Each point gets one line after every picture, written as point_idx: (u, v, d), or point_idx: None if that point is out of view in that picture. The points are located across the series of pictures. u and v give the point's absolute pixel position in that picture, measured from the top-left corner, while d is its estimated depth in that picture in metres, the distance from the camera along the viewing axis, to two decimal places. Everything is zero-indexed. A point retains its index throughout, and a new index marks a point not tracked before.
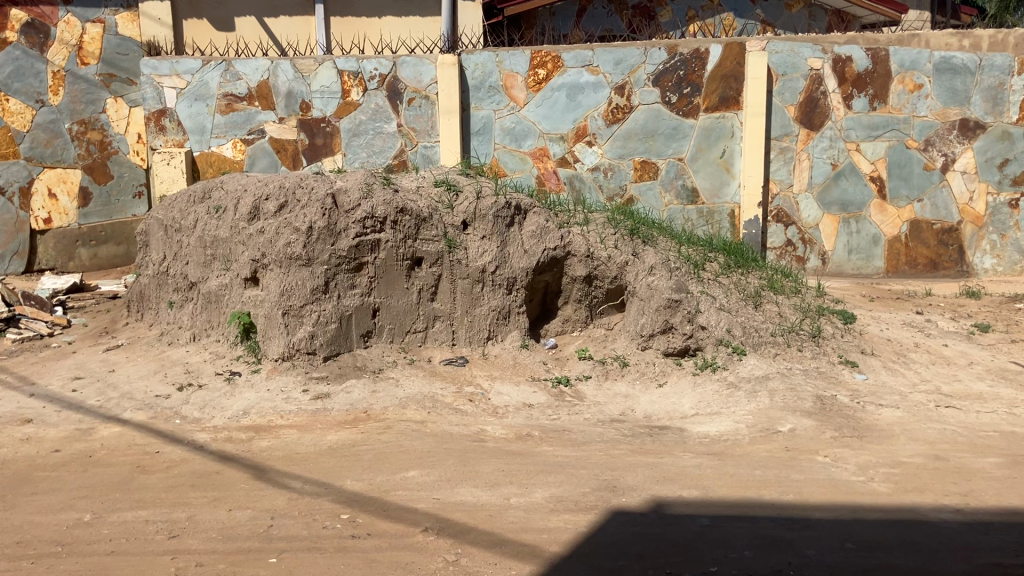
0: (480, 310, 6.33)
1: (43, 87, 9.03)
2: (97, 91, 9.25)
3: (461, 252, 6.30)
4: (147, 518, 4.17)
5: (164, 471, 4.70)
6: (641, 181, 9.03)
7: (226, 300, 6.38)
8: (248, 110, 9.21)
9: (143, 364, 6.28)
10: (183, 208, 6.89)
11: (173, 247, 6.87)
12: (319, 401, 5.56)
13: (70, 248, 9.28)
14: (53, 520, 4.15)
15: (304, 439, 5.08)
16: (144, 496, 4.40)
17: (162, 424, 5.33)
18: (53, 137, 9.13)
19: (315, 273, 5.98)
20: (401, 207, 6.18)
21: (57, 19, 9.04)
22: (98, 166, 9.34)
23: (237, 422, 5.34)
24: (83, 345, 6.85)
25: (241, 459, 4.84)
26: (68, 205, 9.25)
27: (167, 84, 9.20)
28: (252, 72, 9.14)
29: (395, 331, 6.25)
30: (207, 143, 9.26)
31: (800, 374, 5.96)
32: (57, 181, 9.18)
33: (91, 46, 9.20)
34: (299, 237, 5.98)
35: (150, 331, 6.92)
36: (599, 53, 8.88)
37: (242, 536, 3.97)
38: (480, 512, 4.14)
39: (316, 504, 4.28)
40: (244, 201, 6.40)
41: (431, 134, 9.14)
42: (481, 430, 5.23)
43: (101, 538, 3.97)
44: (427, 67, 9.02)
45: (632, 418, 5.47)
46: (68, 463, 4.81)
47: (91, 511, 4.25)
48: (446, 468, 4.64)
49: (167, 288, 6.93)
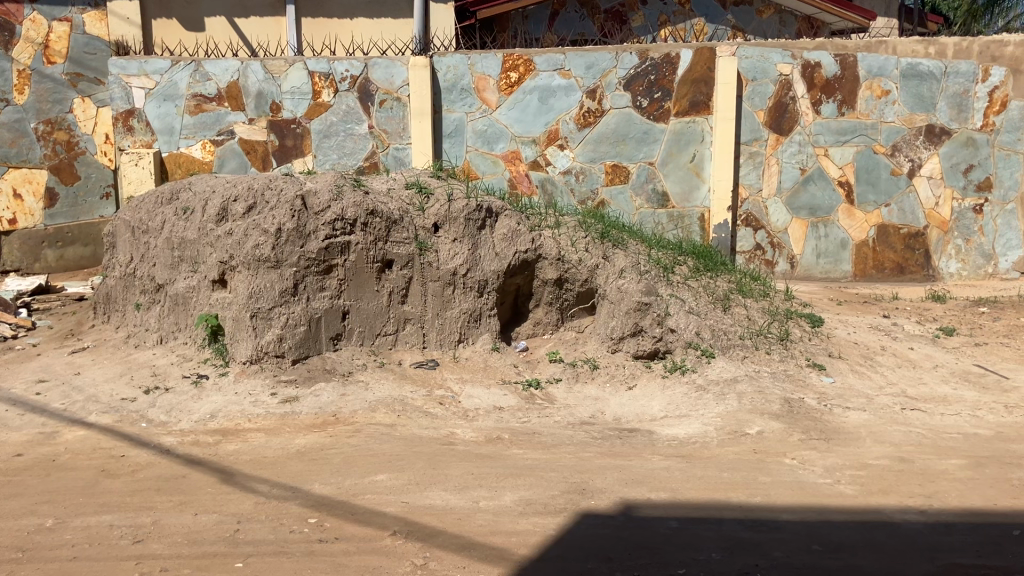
0: (451, 313, 6.32)
1: (7, 86, 8.91)
2: (64, 91, 9.15)
3: (432, 255, 6.28)
4: (112, 523, 4.12)
5: (130, 474, 4.65)
6: (612, 185, 9.06)
7: (194, 303, 6.31)
8: (218, 111, 9.13)
9: (109, 367, 6.20)
10: (151, 210, 6.81)
11: (141, 248, 6.78)
12: (287, 404, 5.52)
13: (36, 249, 9.17)
14: (14, 525, 4.09)
15: (271, 443, 5.04)
16: (109, 500, 4.36)
17: (128, 427, 5.27)
18: (18, 136, 9.02)
19: (284, 276, 5.94)
20: (371, 209, 6.15)
21: (22, 16, 8.91)
22: (65, 166, 9.21)
23: (205, 426, 5.30)
24: (48, 347, 6.76)
25: (208, 462, 4.80)
26: (34, 206, 9.14)
27: (135, 84, 9.07)
28: (221, 73, 9.06)
29: (366, 334, 6.22)
30: (176, 144, 9.16)
31: (768, 376, 6.00)
32: (23, 181, 9.08)
33: (59, 44, 9.08)
34: (267, 239, 5.94)
35: (116, 334, 6.83)
36: (571, 57, 8.89)
37: (208, 540, 3.94)
38: (448, 516, 4.13)
39: (284, 507, 4.25)
40: (213, 202, 6.33)
41: (403, 136, 9.11)
42: (451, 433, 5.21)
43: (63, 544, 3.92)
44: (399, 69, 9.00)
45: (602, 421, 5.49)
46: (31, 468, 4.74)
47: (54, 516, 4.19)
48: (415, 472, 4.62)
49: (134, 290, 6.84)
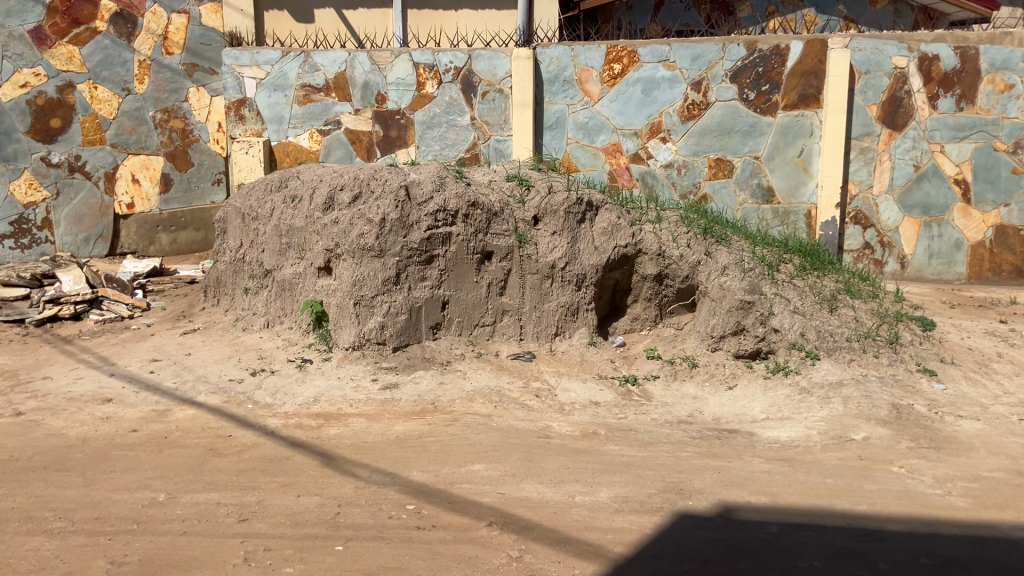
0: (549, 306, 6.30)
1: (129, 75, 9.30)
2: (180, 80, 9.47)
3: (531, 247, 6.26)
4: (219, 500, 4.31)
5: (236, 454, 4.82)
6: (715, 179, 8.89)
7: (301, 288, 6.47)
8: (325, 101, 9.30)
9: (218, 348, 6.42)
10: (261, 197, 6.98)
11: (250, 234, 6.96)
12: (387, 391, 5.62)
13: (151, 232, 9.58)
14: (130, 498, 4.36)
15: (371, 429, 5.13)
16: (217, 478, 4.54)
17: (235, 408, 5.45)
18: (137, 124, 9.40)
19: (387, 265, 6.03)
20: (473, 201, 6.18)
21: (144, 8, 9.23)
22: (180, 153, 9.57)
23: (308, 409, 5.43)
24: (162, 328, 7.04)
25: (311, 445, 4.93)
26: (151, 191, 9.52)
27: (247, 74, 9.37)
28: (330, 63, 9.23)
29: (464, 324, 6.27)
30: (284, 133, 9.39)
31: (875, 381, 5.81)
32: (141, 167, 9.46)
33: (177, 35, 9.38)
34: (372, 229, 6.04)
35: (226, 317, 7.06)
36: (677, 48, 8.76)
37: (310, 522, 4.07)
38: (545, 509, 4.14)
39: (383, 493, 4.33)
40: (320, 191, 6.46)
41: (504, 128, 9.13)
42: (547, 426, 5.21)
43: (174, 518, 4.15)
44: (502, 60, 9.01)
45: (701, 420, 5.41)
46: (145, 443, 4.99)
47: (165, 491, 4.43)
48: (512, 463, 4.64)
49: (243, 275, 7.04)
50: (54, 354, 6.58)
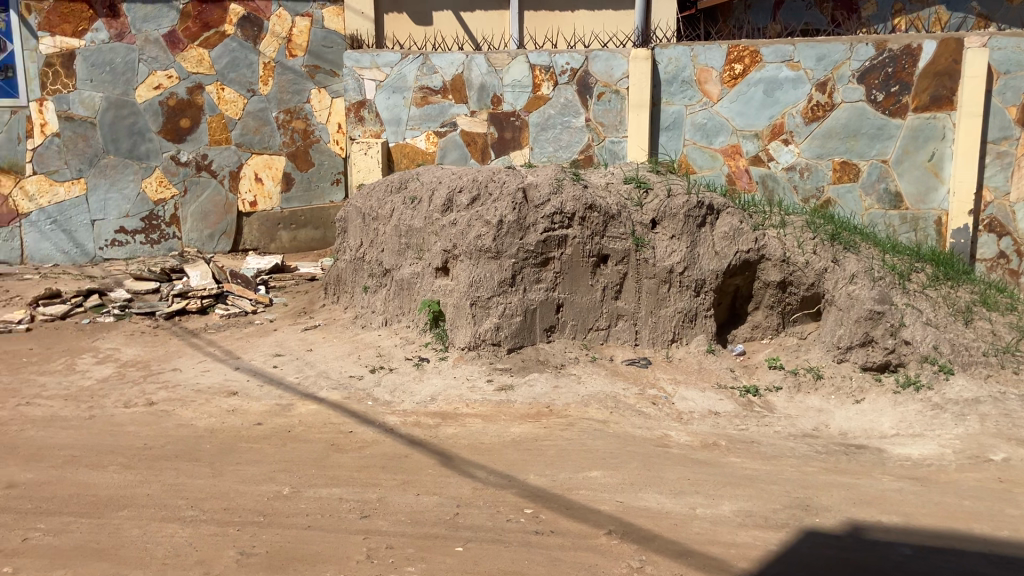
0: (666, 311, 6.19)
1: (254, 77, 9.60)
2: (303, 82, 9.73)
3: (649, 251, 6.16)
4: (341, 496, 4.40)
5: (357, 450, 4.93)
6: (840, 183, 8.60)
7: (418, 288, 6.54)
8: (442, 103, 9.42)
9: (338, 345, 6.57)
10: (381, 198, 7.10)
11: (370, 234, 7.09)
12: (503, 392, 5.63)
13: (273, 230, 9.89)
14: (256, 490, 4.50)
15: (488, 430, 5.14)
16: (338, 474, 4.65)
17: (355, 404, 5.58)
18: (261, 124, 9.70)
19: (503, 266, 6.05)
20: (590, 203, 6.13)
21: (270, 12, 9.50)
22: (301, 153, 9.83)
23: (426, 408, 5.50)
24: (283, 323, 7.25)
25: (429, 444, 4.98)
26: (273, 189, 9.84)
27: (367, 76, 9.51)
28: (447, 66, 9.33)
29: (578, 327, 6.22)
30: (401, 134, 9.54)
31: (1015, 400, 5.51)
32: (263, 167, 9.77)
33: (300, 38, 9.63)
34: (489, 230, 6.06)
35: (346, 314, 7.19)
36: (801, 48, 8.50)
37: (429, 521, 4.10)
38: (665, 520, 4.06)
39: (501, 496, 4.33)
40: (439, 193, 6.54)
41: (619, 129, 9.03)
42: (665, 434, 5.13)
43: (298, 512, 4.26)
44: (619, 61, 8.92)
45: (826, 434, 5.23)
46: (270, 436, 5.17)
47: (289, 484, 4.56)
48: (631, 471, 4.57)
49: (362, 274, 7.17)
50: (183, 346, 6.91)
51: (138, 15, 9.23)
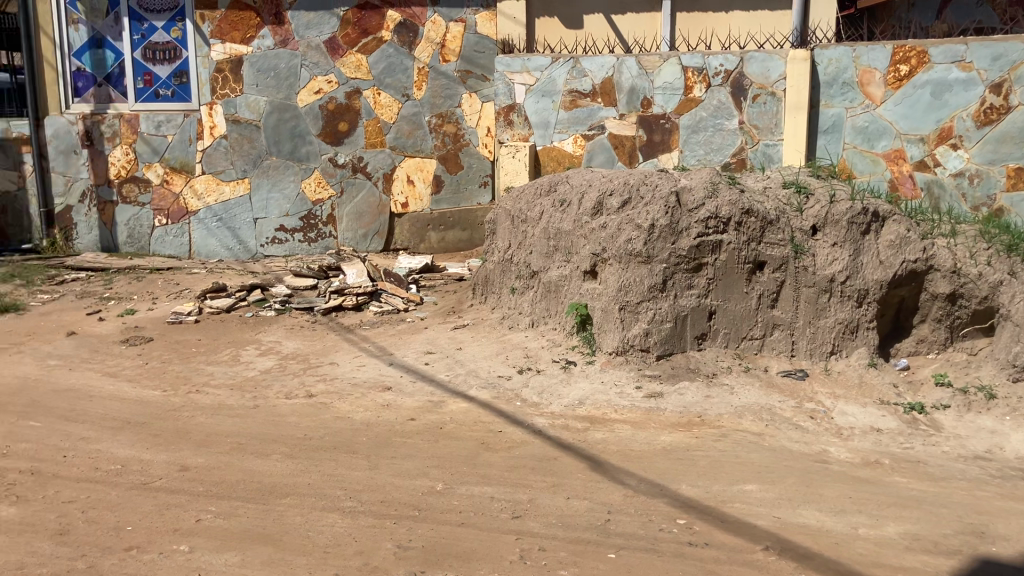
0: (824, 322, 5.98)
1: (409, 82, 9.85)
2: (454, 86, 9.91)
3: (809, 259, 5.97)
4: (492, 495, 4.47)
5: (507, 450, 5.01)
6: (1014, 190, 8.07)
7: (566, 291, 6.55)
8: (592, 106, 9.38)
9: (487, 345, 6.68)
10: (530, 201, 7.14)
11: (519, 236, 7.16)
12: (653, 399, 5.59)
13: (422, 231, 10.11)
14: (411, 485, 4.63)
15: (638, 437, 5.11)
16: (490, 473, 4.72)
17: (505, 405, 5.67)
18: (414, 127, 9.95)
19: (654, 271, 5.98)
20: (747, 208, 5.99)
21: (425, 18, 9.75)
22: (451, 156, 10.04)
23: (574, 411, 5.52)
24: (433, 322, 7.43)
25: (579, 448, 4.99)
26: (423, 191, 10.07)
27: (518, 81, 9.59)
28: (598, 69, 9.29)
29: (731, 336, 6.08)
30: (549, 138, 9.56)
31: None
32: (415, 169, 10.01)
33: (454, 43, 9.82)
34: (640, 234, 6.00)
35: (493, 314, 7.28)
36: (975, 48, 8.06)
37: (581, 526, 4.10)
38: (825, 539, 3.92)
39: (653, 504, 4.28)
40: (589, 196, 6.53)
41: (774, 132, 8.87)
42: (823, 450, 4.95)
43: (452, 508, 4.35)
44: (776, 62, 8.73)
45: (1000, 458, 4.92)
46: (423, 433, 5.33)
47: (442, 481, 4.67)
48: (788, 487, 4.44)
49: (510, 275, 7.26)
50: (339, 341, 7.17)
51: (302, 22, 9.66)
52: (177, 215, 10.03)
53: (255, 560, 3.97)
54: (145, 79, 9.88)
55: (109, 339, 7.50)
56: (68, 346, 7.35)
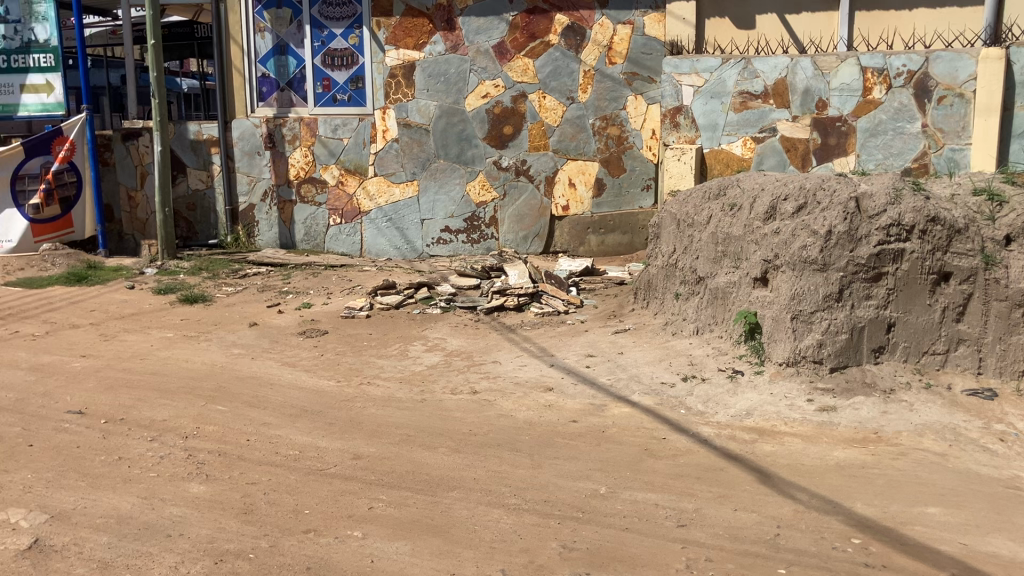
0: (1017, 338, 5.60)
1: (575, 85, 9.89)
2: (620, 89, 9.85)
3: (1001, 271, 5.60)
4: (657, 502, 4.43)
5: (671, 458, 4.95)
6: None
7: (734, 297, 6.41)
8: (762, 108, 9.16)
9: (650, 351, 6.63)
10: (698, 204, 7.04)
11: (684, 241, 7.06)
12: (825, 413, 5.41)
13: (582, 234, 10.13)
14: (575, 487, 4.65)
15: (809, 451, 4.94)
16: (653, 479, 4.68)
17: (668, 411, 5.63)
18: (578, 130, 9.98)
19: (829, 280, 5.74)
20: (933, 215, 5.68)
21: (593, 21, 9.75)
22: (614, 159, 9.99)
23: (741, 422, 5.41)
24: (594, 325, 7.44)
25: (746, 459, 4.88)
26: (585, 195, 10.07)
27: (686, 82, 9.45)
28: (770, 70, 9.04)
29: (911, 350, 5.77)
30: (717, 141, 9.39)
31: None
32: (578, 172, 10.04)
33: (621, 46, 9.76)
34: (816, 241, 5.79)
35: (655, 320, 7.23)
36: None
37: (749, 538, 4.00)
38: (1018, 570, 3.66)
39: (825, 521, 4.13)
40: (761, 200, 6.37)
41: (961, 136, 8.50)
42: (1014, 475, 4.63)
43: (616, 512, 4.34)
44: (965, 62, 8.31)
45: None
46: (585, 435, 5.35)
47: (606, 484, 4.66)
48: (975, 512, 4.18)
49: (674, 280, 7.16)
50: (501, 340, 7.29)
51: (472, 27, 9.90)
52: (350, 215, 10.47)
53: (424, 550, 4.09)
54: (324, 85, 10.35)
55: (286, 330, 7.92)
56: (250, 335, 7.81)
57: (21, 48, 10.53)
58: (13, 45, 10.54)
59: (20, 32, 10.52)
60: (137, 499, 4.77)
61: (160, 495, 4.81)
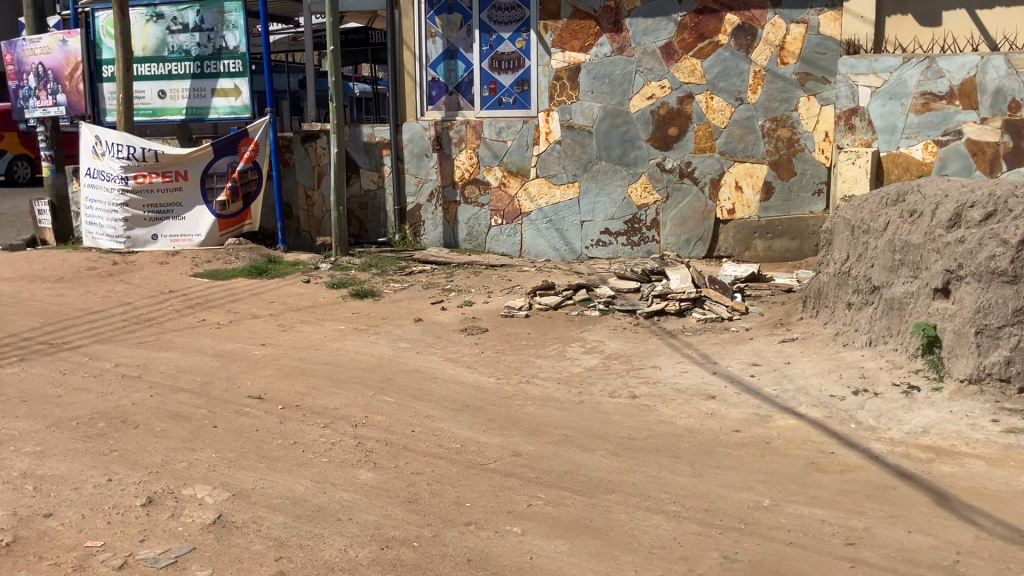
0: None
1: (744, 86, 9.68)
2: (792, 89, 9.58)
3: None
4: (824, 518, 4.27)
5: (840, 473, 4.76)
6: None
7: (911, 309, 6.05)
8: (946, 109, 8.67)
9: (818, 362, 6.39)
10: (875, 210, 6.75)
11: (859, 248, 6.77)
12: (1012, 435, 5.06)
13: (747, 238, 9.87)
14: (737, 497, 4.55)
15: (993, 475, 4.63)
16: (820, 495, 4.52)
17: (837, 425, 5.42)
18: (746, 132, 9.76)
19: (1021, 293, 5.39)
20: None
21: (765, 20, 9.53)
22: (784, 162, 9.71)
23: (917, 440, 5.14)
24: (759, 333, 7.24)
25: (923, 479, 4.63)
26: (752, 198, 9.84)
27: (862, 83, 9.02)
28: (956, 69, 8.58)
29: None
30: (896, 143, 8.89)
31: None
32: (744, 175, 9.82)
33: (793, 45, 9.49)
34: (1006, 251, 5.45)
35: (825, 330, 6.95)
36: None
37: (924, 563, 3.80)
38: None
39: (1011, 551, 3.86)
40: (945, 207, 6.02)
41: None
42: None
43: (780, 526, 4.21)
44: None
45: None
46: (749, 445, 5.23)
47: (769, 497, 4.53)
48: None
49: (847, 289, 6.86)
50: (662, 345, 7.22)
51: (639, 29, 9.86)
52: (512, 215, 10.62)
53: (582, 550, 4.11)
54: (490, 88, 10.53)
55: (450, 327, 8.13)
56: (415, 330, 8.06)
57: (213, 54, 11.27)
58: (206, 51, 11.29)
59: (213, 39, 11.25)
60: (310, 482, 5.02)
61: (331, 480, 5.04)
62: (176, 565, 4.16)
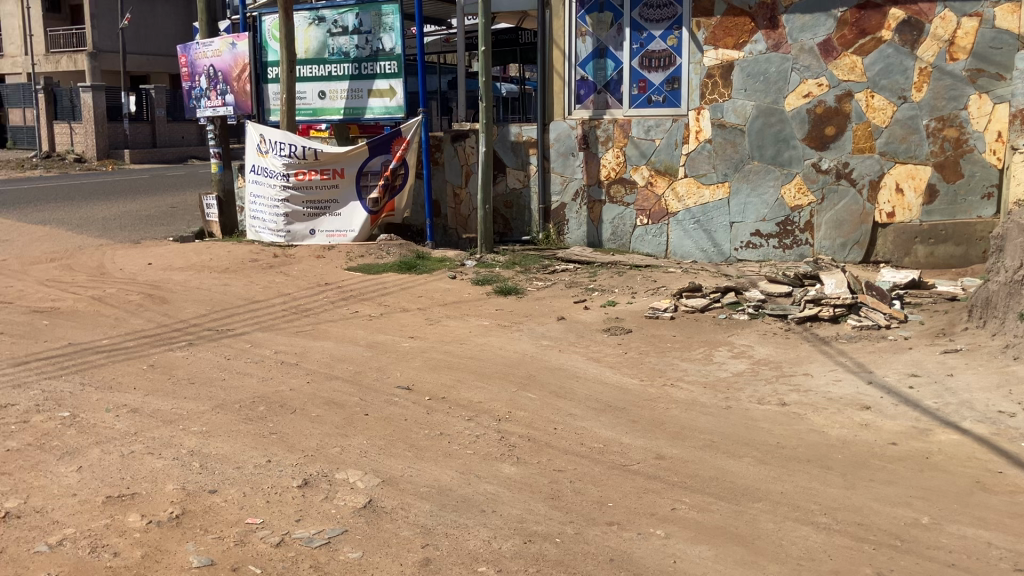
0: None
1: (908, 84, 9.24)
2: (962, 87, 9.06)
3: None
4: (990, 540, 4.02)
5: (1008, 494, 4.48)
6: None
7: None
8: None
9: (985, 375, 6.02)
10: None
11: None
12: None
13: (908, 243, 9.40)
14: (894, 513, 4.35)
15: None
16: (986, 515, 4.26)
17: (1006, 443, 5.09)
18: (909, 132, 9.30)
19: None
20: None
21: (933, 15, 9.06)
22: (950, 164, 9.20)
23: None
24: (919, 343, 6.89)
25: None
26: (914, 201, 9.37)
27: None
28: None
29: None
30: None
31: None
32: (906, 176, 9.36)
33: (964, 40, 8.98)
34: None
35: (993, 342, 6.53)
36: None
37: None
38: None
39: None
40: None
41: None
42: None
43: (941, 546, 4.00)
44: None
45: None
46: (906, 459, 4.98)
47: (929, 514, 4.31)
48: None
49: (1019, 299, 6.44)
50: (813, 352, 6.98)
51: (796, 25, 9.56)
52: (658, 215, 10.51)
53: (728, 557, 4.03)
54: (640, 86, 10.49)
55: (594, 326, 8.12)
56: (559, 329, 8.09)
57: (371, 56, 11.66)
58: (364, 53, 11.69)
59: (370, 41, 11.64)
60: (456, 473, 5.12)
61: (475, 472, 5.13)
62: (329, 546, 4.34)
